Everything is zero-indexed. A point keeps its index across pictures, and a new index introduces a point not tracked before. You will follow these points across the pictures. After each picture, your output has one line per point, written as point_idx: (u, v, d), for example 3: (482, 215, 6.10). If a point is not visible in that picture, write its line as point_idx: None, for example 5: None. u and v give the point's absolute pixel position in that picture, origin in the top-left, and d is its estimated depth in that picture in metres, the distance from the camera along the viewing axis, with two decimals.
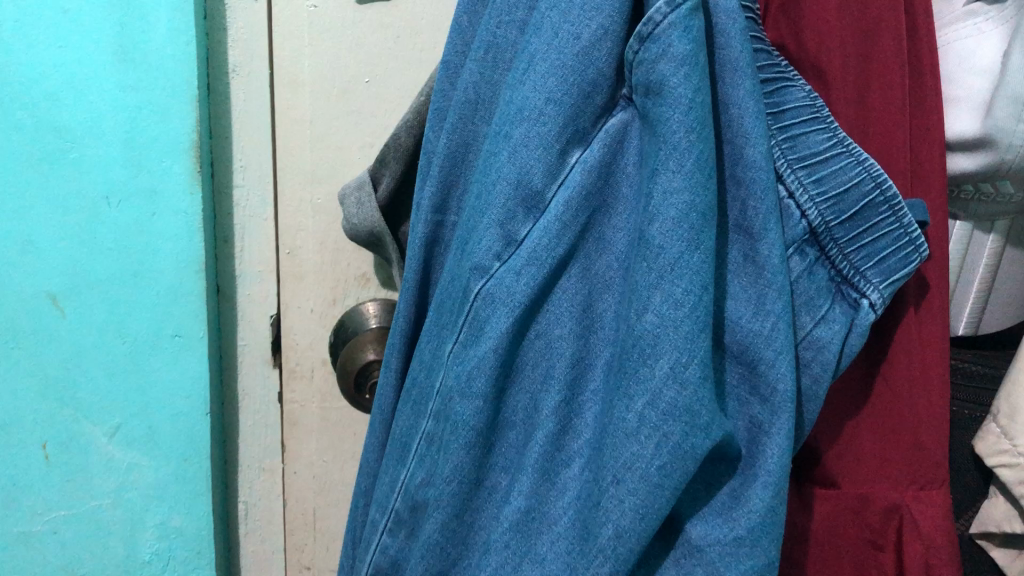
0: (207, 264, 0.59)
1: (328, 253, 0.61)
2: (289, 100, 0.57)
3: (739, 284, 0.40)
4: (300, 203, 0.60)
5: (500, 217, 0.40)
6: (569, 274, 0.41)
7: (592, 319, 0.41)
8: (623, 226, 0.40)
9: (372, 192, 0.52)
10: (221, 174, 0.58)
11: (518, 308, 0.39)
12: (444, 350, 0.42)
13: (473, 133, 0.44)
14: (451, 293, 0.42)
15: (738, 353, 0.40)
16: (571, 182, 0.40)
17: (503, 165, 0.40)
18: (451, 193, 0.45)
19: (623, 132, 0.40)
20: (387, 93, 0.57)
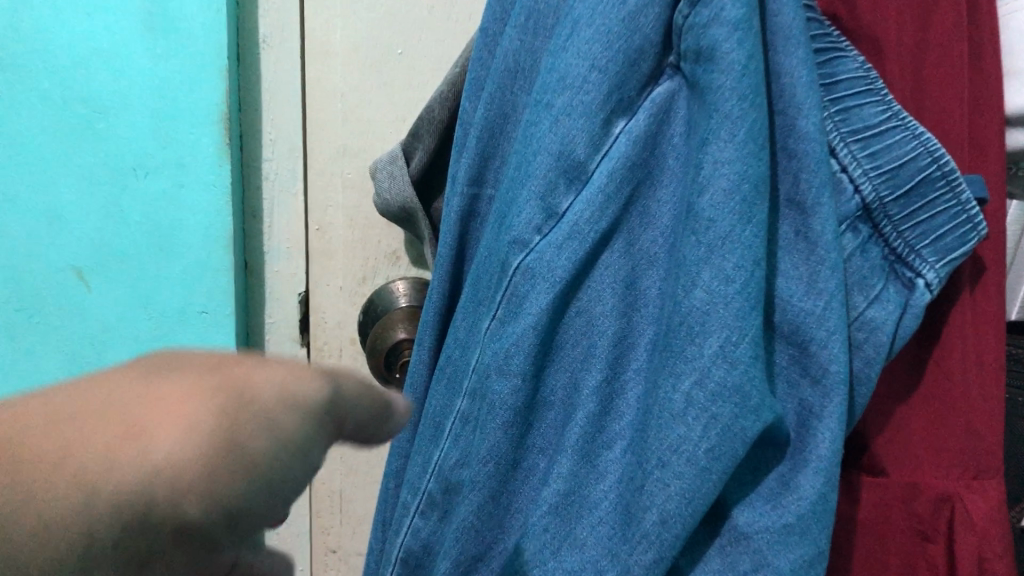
0: (235, 240, 0.57)
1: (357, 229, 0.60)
2: (319, 73, 0.55)
3: (789, 261, 0.39)
4: (330, 178, 0.58)
5: (542, 189, 0.38)
6: (612, 250, 0.39)
7: (636, 296, 0.39)
8: (669, 201, 0.39)
9: (405, 165, 0.51)
10: (250, 147, 0.56)
11: (559, 283, 0.38)
12: (482, 327, 0.40)
13: (512, 103, 0.42)
14: (488, 267, 0.41)
15: (788, 333, 0.39)
16: (616, 153, 0.38)
17: (545, 136, 0.39)
18: (490, 164, 0.43)
19: (668, 104, 0.39)
20: (420, 64, 0.56)
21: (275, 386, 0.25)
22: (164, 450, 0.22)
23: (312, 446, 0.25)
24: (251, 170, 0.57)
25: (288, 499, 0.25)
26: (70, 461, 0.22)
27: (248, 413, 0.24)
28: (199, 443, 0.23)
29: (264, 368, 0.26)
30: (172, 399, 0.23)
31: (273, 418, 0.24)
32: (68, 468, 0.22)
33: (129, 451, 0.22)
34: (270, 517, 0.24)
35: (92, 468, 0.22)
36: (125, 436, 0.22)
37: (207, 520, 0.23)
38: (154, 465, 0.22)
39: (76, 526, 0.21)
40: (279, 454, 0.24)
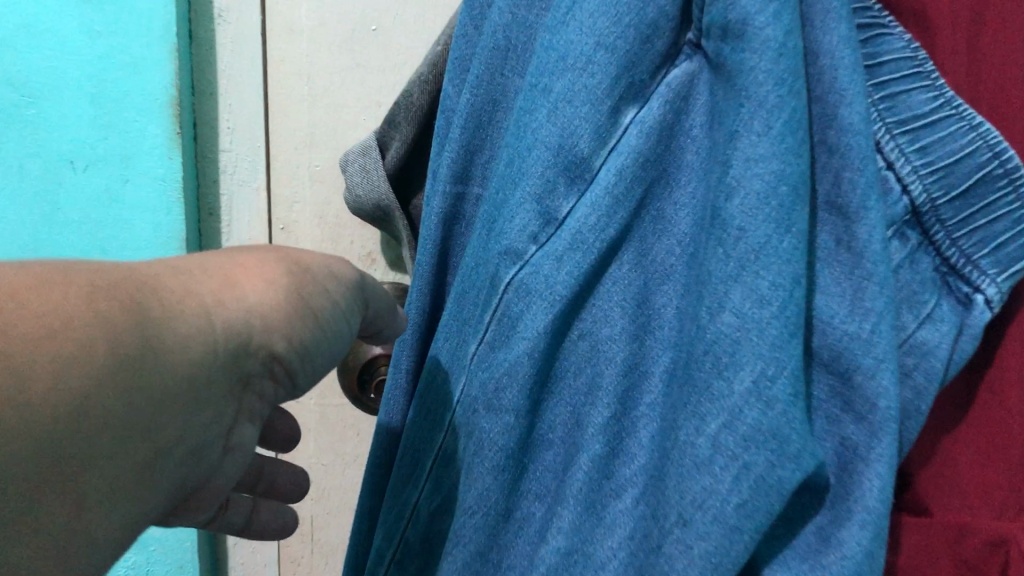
0: (189, 239, 0.50)
1: (327, 231, 0.51)
2: (284, 51, 0.47)
3: (829, 275, 0.33)
4: (297, 169, 0.50)
5: (537, 188, 0.33)
6: (621, 261, 0.33)
7: (649, 317, 0.33)
8: (688, 203, 0.33)
9: (379, 158, 0.44)
10: (204, 133, 0.49)
11: (559, 300, 0.32)
12: (468, 353, 0.34)
13: (501, 88, 0.36)
14: (474, 278, 0.35)
15: (828, 361, 0.33)
16: (625, 147, 0.32)
17: (541, 126, 0.33)
18: (476, 158, 0.37)
19: (687, 88, 0.33)
20: (398, 43, 0.48)
21: (309, 267, 0.35)
22: (263, 293, 0.32)
23: (297, 329, 0.33)
24: (207, 159, 0.50)
25: (330, 346, 0.35)
26: (209, 290, 0.30)
27: (306, 280, 0.34)
28: (278, 288, 0.33)
29: (298, 255, 0.35)
30: (249, 262, 0.33)
31: (318, 284, 0.35)
32: (199, 302, 0.29)
33: (233, 297, 0.31)
34: (320, 350, 0.35)
35: (221, 298, 0.30)
36: (236, 283, 0.32)
37: (289, 339, 0.33)
38: (259, 301, 0.32)
39: (225, 335, 0.30)
40: (325, 305, 0.35)
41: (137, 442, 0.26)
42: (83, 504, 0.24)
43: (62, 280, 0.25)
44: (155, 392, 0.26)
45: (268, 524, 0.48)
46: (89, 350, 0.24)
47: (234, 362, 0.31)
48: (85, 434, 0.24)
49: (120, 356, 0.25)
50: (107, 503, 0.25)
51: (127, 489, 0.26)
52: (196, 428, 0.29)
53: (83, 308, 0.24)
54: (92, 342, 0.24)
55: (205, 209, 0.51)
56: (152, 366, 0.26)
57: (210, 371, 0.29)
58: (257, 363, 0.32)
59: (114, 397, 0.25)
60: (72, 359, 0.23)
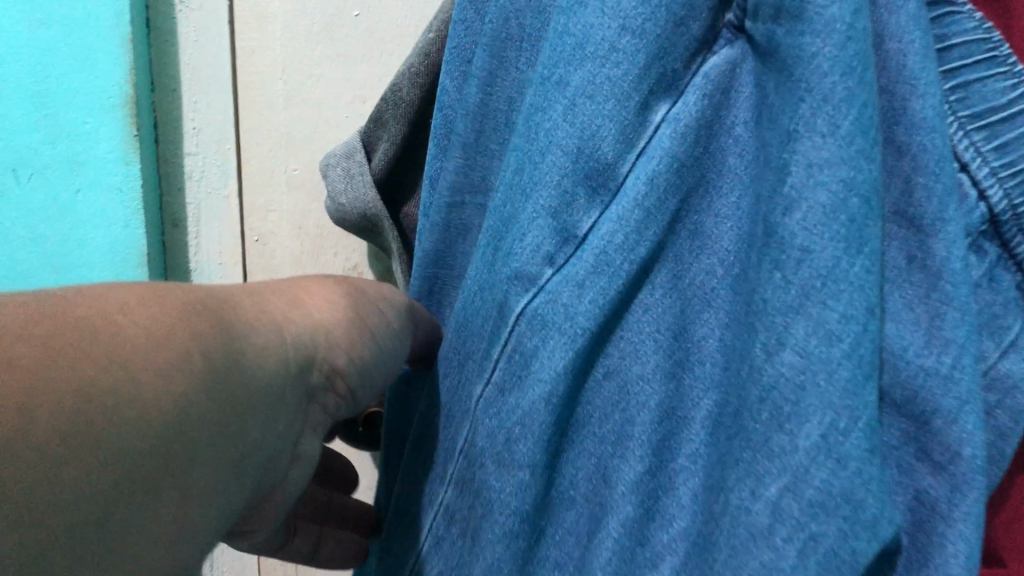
0: (151, 255, 0.45)
1: (307, 241, 0.46)
2: (256, 43, 0.42)
3: (900, 300, 0.28)
4: (271, 174, 0.44)
5: (555, 201, 0.27)
6: (652, 285, 0.28)
7: (687, 352, 0.28)
8: (732, 215, 0.28)
9: (364, 161, 0.40)
10: (167, 135, 0.43)
11: (581, 334, 0.27)
12: (473, 396, 0.29)
13: (508, 83, 0.31)
14: (477, 305, 0.30)
15: (900, 403, 0.28)
16: (656, 150, 0.27)
17: (557, 127, 0.28)
18: (479, 164, 0.32)
19: (727, 80, 0.28)
20: (381, 30, 0.42)
21: (370, 290, 0.33)
22: (329, 312, 0.30)
23: (364, 344, 0.31)
24: (171, 164, 0.44)
25: (393, 367, 0.33)
26: (278, 309, 0.28)
27: (367, 300, 0.32)
28: (343, 307, 0.31)
29: (355, 281, 0.33)
30: (310, 285, 0.31)
31: (379, 304, 0.33)
32: (270, 319, 0.27)
33: (300, 315, 0.29)
34: (384, 372, 0.33)
35: (291, 316, 0.29)
36: (301, 304, 0.30)
37: (356, 357, 0.31)
38: (324, 319, 0.30)
39: (297, 353, 0.28)
40: (388, 323, 0.32)
41: (224, 462, 0.24)
42: (173, 533, 0.22)
43: (147, 297, 0.23)
44: (239, 410, 0.24)
45: (334, 556, 0.40)
46: (183, 363, 0.22)
47: (306, 381, 0.29)
48: (181, 452, 0.22)
49: (207, 371, 0.23)
50: (195, 529, 0.23)
51: (219, 515, 0.24)
52: (276, 451, 0.27)
53: (170, 324, 0.23)
54: (178, 355, 0.22)
55: (169, 219, 0.45)
56: (236, 381, 0.24)
57: (284, 388, 0.27)
58: (328, 384, 0.30)
59: (209, 412, 0.23)
60: (165, 374, 0.21)
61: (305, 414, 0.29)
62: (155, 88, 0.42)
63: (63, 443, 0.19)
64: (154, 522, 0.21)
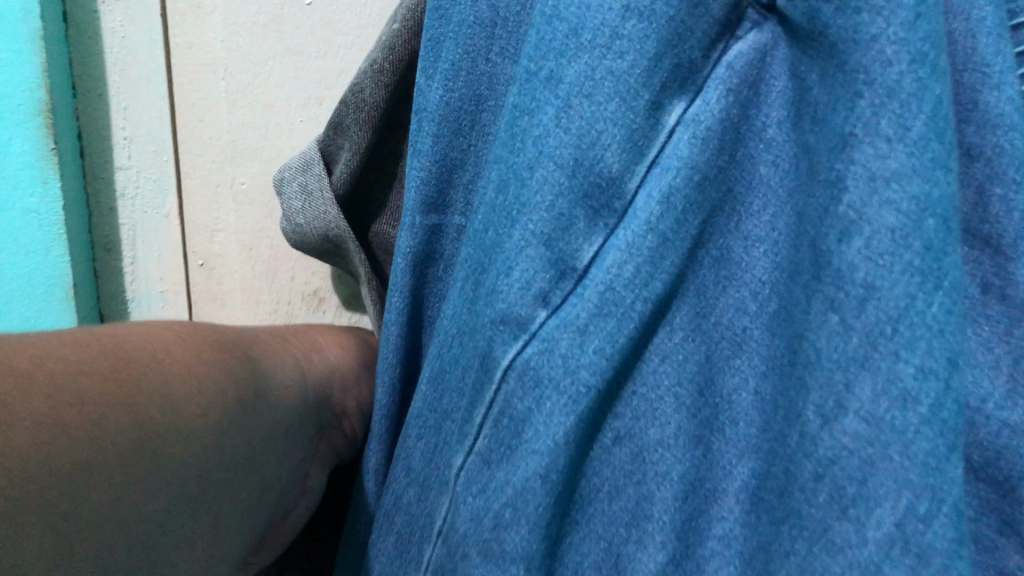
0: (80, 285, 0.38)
1: (259, 266, 0.40)
2: (193, 37, 0.36)
3: (975, 339, 0.23)
4: (218, 187, 0.38)
5: (548, 224, 0.22)
6: (671, 327, 0.22)
7: (716, 409, 0.22)
8: (767, 238, 0.23)
9: (324, 174, 0.34)
10: (93, 147, 0.37)
11: (585, 393, 0.21)
12: (453, 467, 0.23)
13: (487, 80, 0.26)
14: (451, 352, 0.24)
15: (977, 466, 0.22)
16: (672, 159, 0.22)
17: (550, 136, 0.22)
18: (451, 178, 0.27)
19: (757, 71, 0.23)
20: (338, 24, 0.36)
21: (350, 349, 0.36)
22: (332, 360, 0.33)
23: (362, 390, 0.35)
24: (98, 181, 0.38)
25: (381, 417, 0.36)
26: (296, 354, 0.31)
27: (359, 355, 0.36)
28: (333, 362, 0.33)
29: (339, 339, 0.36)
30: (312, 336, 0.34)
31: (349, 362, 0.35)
32: (291, 363, 0.30)
33: (312, 361, 0.32)
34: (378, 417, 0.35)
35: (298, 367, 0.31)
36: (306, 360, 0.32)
37: (357, 402, 0.34)
38: (332, 363, 0.33)
39: (315, 391, 0.31)
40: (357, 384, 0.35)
41: (253, 486, 0.26)
42: (208, 548, 0.24)
43: (184, 340, 0.26)
44: (266, 440, 0.27)
45: None
46: (217, 402, 0.24)
47: (319, 421, 0.31)
48: (209, 480, 0.24)
49: (241, 405, 0.25)
50: (224, 547, 0.25)
51: (241, 537, 0.26)
52: (295, 481, 0.29)
53: (210, 363, 0.25)
54: (217, 391, 0.25)
55: (99, 243, 0.39)
56: (264, 415, 0.27)
57: (304, 423, 0.29)
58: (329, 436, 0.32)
59: (240, 441, 0.25)
60: (209, 406, 0.24)
61: (319, 450, 0.31)
62: (77, 93, 0.36)
63: (145, 456, 0.21)
64: (183, 543, 0.23)
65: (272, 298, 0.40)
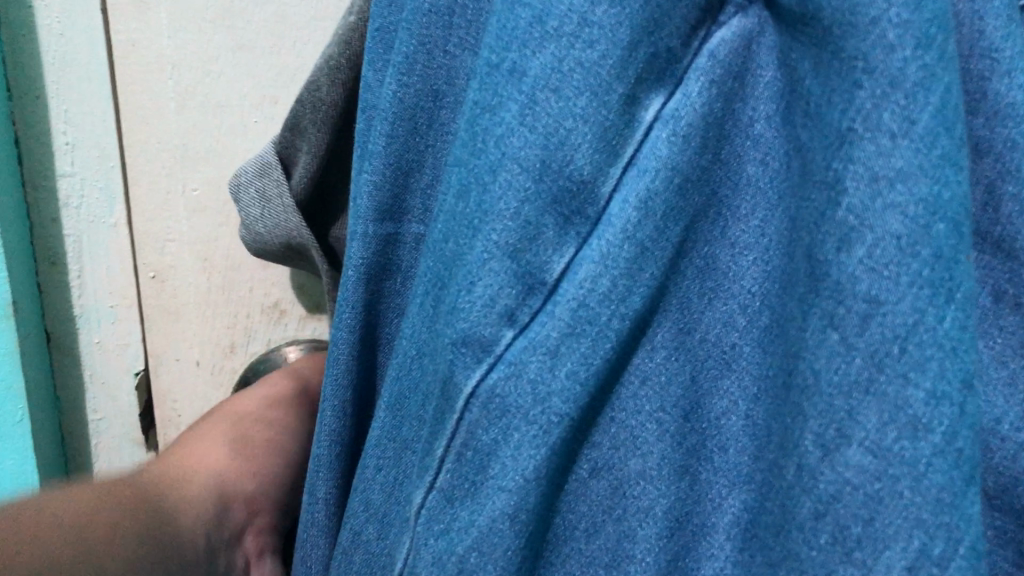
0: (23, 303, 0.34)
1: (216, 278, 0.36)
2: (140, 33, 0.33)
3: (987, 353, 0.21)
4: (167, 194, 0.35)
5: (513, 234, 0.20)
6: (651, 346, 0.20)
7: (702, 436, 0.20)
8: (757, 244, 0.20)
9: (282, 179, 0.32)
10: (32, 154, 0.33)
11: (557, 423, 0.19)
12: (413, 504, 0.21)
13: (446, 74, 0.23)
14: (412, 374, 0.22)
15: (992, 494, 0.21)
16: (650, 161, 0.20)
17: (514, 136, 0.20)
18: (408, 182, 0.24)
19: (740, 59, 0.21)
20: (292, 16, 0.34)
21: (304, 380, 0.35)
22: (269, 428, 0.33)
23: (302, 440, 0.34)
24: (38, 192, 0.34)
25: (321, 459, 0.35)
26: (221, 450, 0.31)
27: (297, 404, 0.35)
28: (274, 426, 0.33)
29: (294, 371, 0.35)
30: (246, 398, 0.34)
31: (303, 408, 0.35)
32: (213, 468, 0.30)
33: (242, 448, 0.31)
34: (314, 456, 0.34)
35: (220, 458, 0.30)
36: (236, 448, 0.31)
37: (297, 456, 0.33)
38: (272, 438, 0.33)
39: (239, 478, 0.30)
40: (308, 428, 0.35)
41: None
42: None
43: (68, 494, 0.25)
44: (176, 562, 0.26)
45: None
46: (109, 544, 0.24)
47: (250, 511, 0.30)
48: None
49: (137, 537, 0.25)
50: None
51: None
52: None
53: (94, 509, 0.25)
54: (107, 536, 0.24)
55: (42, 258, 0.35)
56: (170, 533, 0.27)
57: (223, 519, 0.29)
58: (276, 501, 0.32)
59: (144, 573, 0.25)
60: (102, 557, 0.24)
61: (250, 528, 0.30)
62: (12, 96, 0.32)
63: None
64: None
65: (230, 309, 0.37)
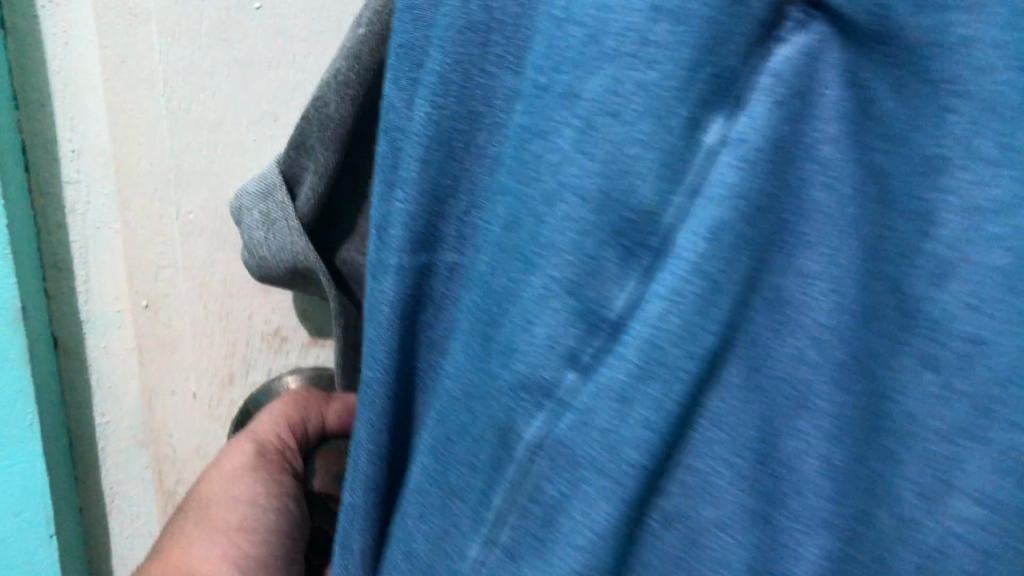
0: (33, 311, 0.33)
1: (213, 304, 0.34)
2: (131, 50, 0.31)
3: None
4: (160, 218, 0.33)
5: (576, 268, 0.19)
6: (724, 388, 0.19)
7: (778, 480, 0.19)
8: (826, 276, 0.19)
9: (285, 201, 0.30)
10: (38, 162, 0.33)
11: (631, 472, 0.18)
12: (470, 559, 0.20)
13: (482, 95, 0.22)
14: (458, 418, 0.21)
15: None
16: (719, 187, 0.18)
17: (572, 165, 0.19)
18: (443, 211, 0.23)
19: (805, 78, 0.19)
20: (290, 29, 0.32)
21: (265, 449, 0.31)
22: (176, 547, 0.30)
23: (283, 494, 0.31)
24: (45, 200, 0.33)
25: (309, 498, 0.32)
26: None
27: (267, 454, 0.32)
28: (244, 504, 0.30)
29: (253, 437, 0.31)
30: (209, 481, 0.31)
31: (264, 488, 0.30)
32: None
33: None
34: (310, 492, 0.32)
35: (210, 535, 0.30)
36: (210, 536, 0.30)
37: (275, 521, 0.30)
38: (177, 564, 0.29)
39: None
40: (270, 505, 0.30)
41: None
42: None
43: None
44: None
45: None
46: None
47: None
48: None
49: None
50: None
51: None
52: None
53: None
54: None
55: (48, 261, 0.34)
56: None
57: None
58: (278, 562, 0.30)
59: None
60: None
61: None
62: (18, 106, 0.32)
63: None
64: None
65: (226, 336, 0.35)
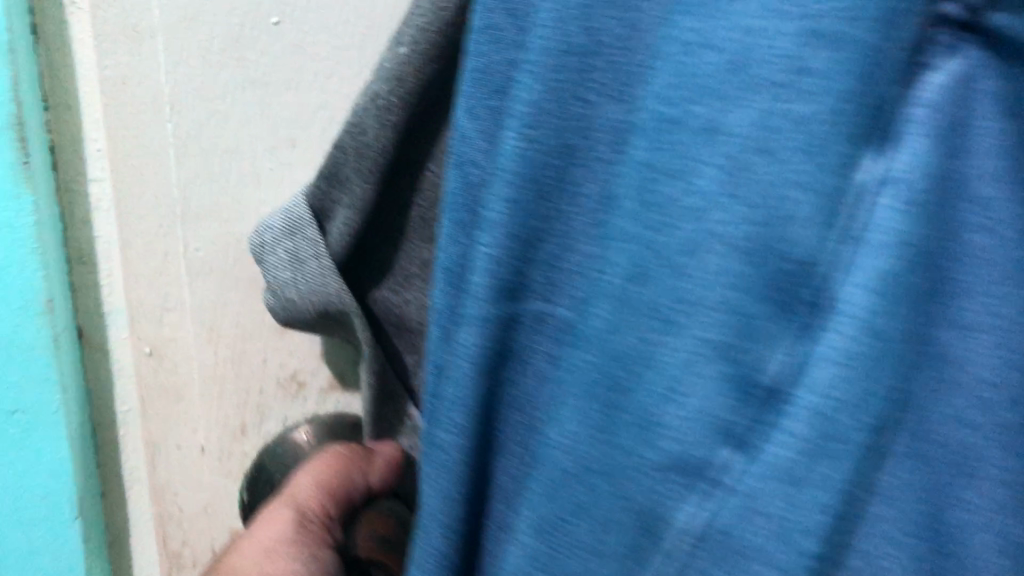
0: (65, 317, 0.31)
1: (224, 348, 0.31)
2: (136, 69, 0.29)
3: None
4: (163, 252, 0.30)
5: (728, 328, 0.17)
6: (893, 459, 0.17)
7: (951, 560, 0.17)
8: (995, 329, 0.17)
9: (316, 238, 0.28)
10: (62, 155, 0.30)
11: (802, 563, 0.16)
12: None
13: (580, 125, 0.20)
14: (573, 495, 0.19)
15: None
16: (880, 237, 0.16)
17: (720, 211, 0.17)
18: (531, 255, 0.20)
19: (961, 106, 0.16)
20: (313, 46, 0.29)
21: (304, 519, 0.28)
22: None
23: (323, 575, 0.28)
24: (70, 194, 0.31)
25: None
26: None
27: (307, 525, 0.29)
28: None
29: (293, 504, 0.29)
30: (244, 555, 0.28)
31: (302, 563, 0.27)
32: None
33: None
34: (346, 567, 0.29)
35: None
36: None
37: None
38: None
39: None
40: None
41: None
42: None
43: None
44: None
45: None
46: None
47: None
48: None
49: None
50: None
51: None
52: None
53: None
54: None
55: (75, 264, 0.31)
56: None
57: None
58: None
59: None
60: None
61: None
62: (47, 106, 0.29)
63: None
64: None
65: (238, 385, 0.32)
